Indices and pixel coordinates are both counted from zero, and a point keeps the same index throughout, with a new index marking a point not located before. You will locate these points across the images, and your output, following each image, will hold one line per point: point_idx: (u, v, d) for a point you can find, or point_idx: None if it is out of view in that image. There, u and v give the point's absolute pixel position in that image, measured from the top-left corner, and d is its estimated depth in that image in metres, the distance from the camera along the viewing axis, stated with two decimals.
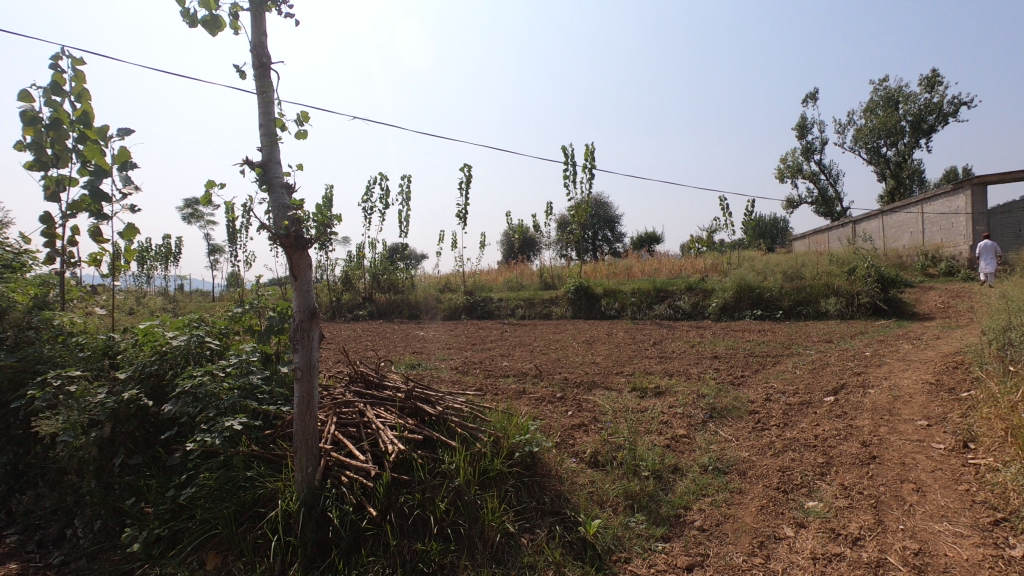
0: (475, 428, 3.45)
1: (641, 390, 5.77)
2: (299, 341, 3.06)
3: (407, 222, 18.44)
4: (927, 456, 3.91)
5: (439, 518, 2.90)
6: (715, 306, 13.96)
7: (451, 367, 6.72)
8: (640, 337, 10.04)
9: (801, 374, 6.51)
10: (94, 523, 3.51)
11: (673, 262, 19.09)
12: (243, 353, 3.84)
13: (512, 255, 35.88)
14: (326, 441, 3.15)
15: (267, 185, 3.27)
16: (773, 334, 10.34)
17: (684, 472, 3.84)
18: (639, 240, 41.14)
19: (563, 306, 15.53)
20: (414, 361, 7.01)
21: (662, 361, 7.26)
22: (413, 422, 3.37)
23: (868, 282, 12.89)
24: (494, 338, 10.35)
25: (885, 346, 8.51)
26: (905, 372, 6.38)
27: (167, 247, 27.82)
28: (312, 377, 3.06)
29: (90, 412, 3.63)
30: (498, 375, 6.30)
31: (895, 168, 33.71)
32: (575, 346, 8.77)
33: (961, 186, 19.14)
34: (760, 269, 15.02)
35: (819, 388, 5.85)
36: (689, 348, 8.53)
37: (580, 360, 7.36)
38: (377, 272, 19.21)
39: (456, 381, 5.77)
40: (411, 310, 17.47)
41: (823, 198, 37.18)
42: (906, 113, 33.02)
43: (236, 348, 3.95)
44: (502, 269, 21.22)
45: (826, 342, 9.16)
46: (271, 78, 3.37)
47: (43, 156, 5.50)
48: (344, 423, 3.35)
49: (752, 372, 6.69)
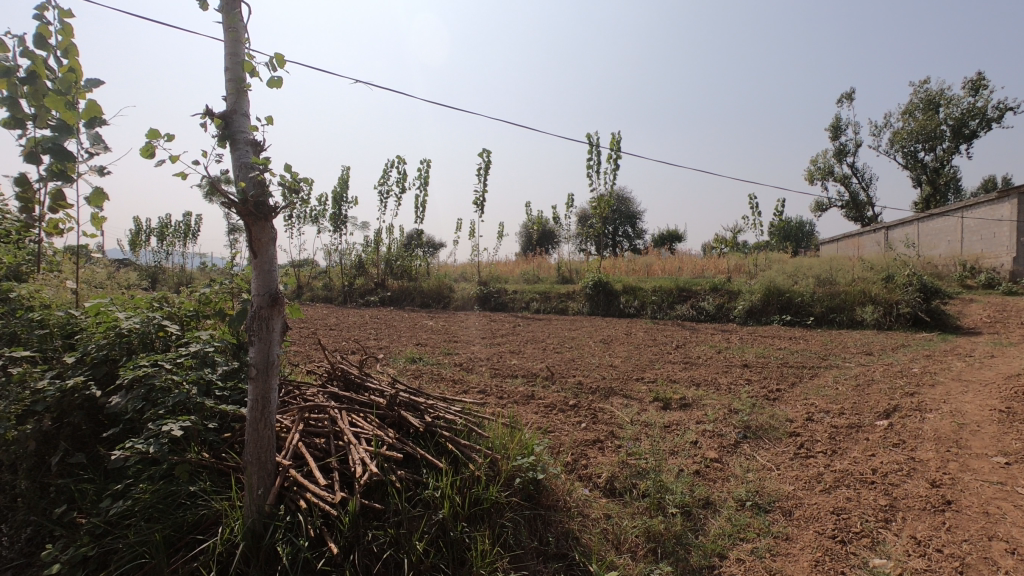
0: (470, 446, 2.85)
1: (665, 402, 5.13)
2: (257, 333, 2.48)
3: (423, 208, 17.96)
4: (1015, 505, 3.23)
5: (416, 562, 2.31)
6: (741, 309, 13.21)
7: (454, 363, 6.16)
8: (662, 339, 9.37)
9: (843, 391, 5.82)
10: (23, 531, 2.96)
11: (695, 262, 18.29)
12: (203, 341, 3.29)
13: (530, 246, 35.21)
14: (285, 454, 2.60)
15: (228, 141, 2.69)
16: (806, 342, 9.59)
17: (718, 508, 3.22)
18: (661, 238, 40.21)
19: (581, 302, 14.92)
20: (415, 355, 6.45)
21: (687, 368, 6.60)
22: (395, 434, 2.79)
23: (908, 291, 12.03)
24: (506, 333, 9.77)
25: (932, 362, 7.73)
26: (964, 394, 5.63)
27: (188, 224, 27.65)
28: (270, 376, 2.50)
29: (27, 401, 3.11)
30: (505, 375, 5.71)
31: (932, 174, 32.23)
32: (591, 346, 8.14)
33: (1006, 194, 18.00)
34: (791, 273, 14.18)
35: (868, 409, 5.15)
36: (715, 354, 7.85)
37: (596, 361, 6.73)
38: (391, 258, 18.74)
39: (455, 380, 5.21)
40: (424, 298, 16.97)
41: (854, 203, 35.80)
42: (947, 117, 31.48)
43: (197, 334, 3.40)
44: (519, 261, 20.60)
45: (865, 355, 8.38)
46: (240, 10, 2.74)
47: (18, 112, 5.00)
48: (313, 433, 2.80)
49: (787, 385, 6.00)
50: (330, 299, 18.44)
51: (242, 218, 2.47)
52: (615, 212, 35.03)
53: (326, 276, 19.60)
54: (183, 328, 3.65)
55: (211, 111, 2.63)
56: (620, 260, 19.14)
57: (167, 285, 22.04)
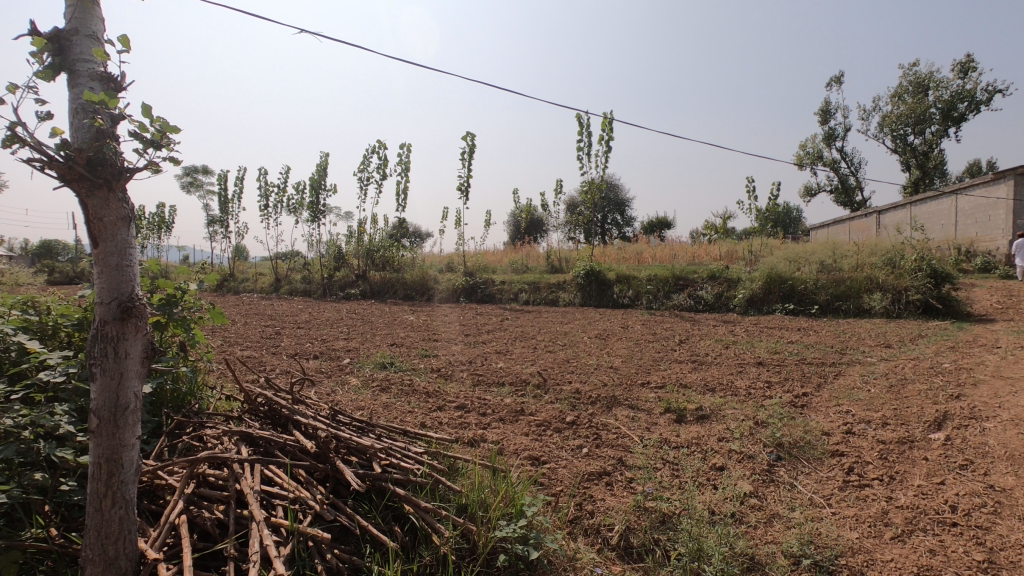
0: (436, 509, 2.04)
1: (678, 414, 4.34)
2: (98, 365, 1.61)
3: (405, 195, 16.95)
4: None
5: None
6: (741, 298, 12.51)
7: (430, 368, 5.31)
8: (662, 333, 8.60)
9: (878, 395, 5.07)
10: None
11: (688, 249, 17.59)
12: (60, 368, 2.33)
13: (518, 235, 34.30)
14: (158, 538, 1.77)
15: (58, 71, 1.79)
16: (817, 334, 8.86)
17: (767, 571, 2.41)
18: (650, 226, 39.55)
19: (572, 292, 14.16)
20: (387, 359, 5.60)
21: (696, 369, 5.80)
22: (326, 498, 1.97)
23: (918, 277, 11.38)
24: (493, 329, 8.94)
25: (959, 356, 7.00)
26: (1016, 397, 4.88)
27: (162, 216, 26.29)
28: (122, 429, 1.64)
29: None
30: (489, 383, 4.88)
31: (922, 158, 31.72)
32: (587, 343, 7.32)
33: (1002, 175, 17.33)
34: (793, 258, 13.46)
35: (914, 417, 4.39)
36: (724, 350, 7.09)
37: (594, 362, 5.92)
38: (372, 249, 17.73)
39: (429, 392, 4.36)
40: (407, 290, 16.12)
41: (844, 187, 35.31)
42: (936, 100, 30.91)
43: (59, 358, 2.42)
44: (507, 250, 19.73)
45: (884, 348, 7.65)
46: None
47: None
48: (208, 498, 1.95)
49: (814, 389, 5.22)
50: (309, 293, 17.51)
51: (66, 184, 1.59)
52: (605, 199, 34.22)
53: (306, 269, 18.64)
54: (43, 345, 2.69)
55: (33, 23, 1.76)
56: (610, 248, 18.37)
57: None
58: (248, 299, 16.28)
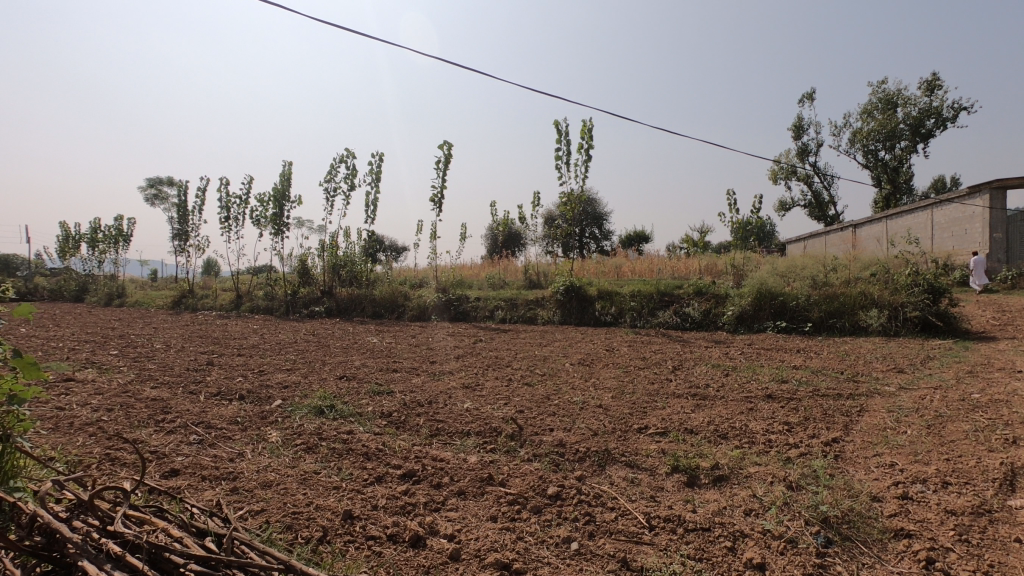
0: None
1: (690, 475, 3.40)
2: None
3: (377, 205, 16.02)
4: None
5: None
6: (731, 314, 11.75)
7: (379, 412, 4.27)
8: (653, 358, 7.68)
9: (922, 440, 4.21)
10: None
11: (669, 263, 16.86)
12: None
13: (495, 249, 33.34)
14: None
15: None
16: (820, 356, 8.06)
17: None
18: (629, 239, 39.05)
19: (551, 309, 13.26)
20: (327, 399, 4.56)
21: (700, 407, 4.87)
22: None
23: (915, 292, 10.75)
24: (463, 353, 7.91)
25: (985, 384, 6.21)
26: None
27: (119, 229, 24.58)
28: None
29: None
30: (450, 434, 3.87)
31: (893, 173, 31.87)
32: (570, 372, 6.36)
33: (977, 189, 16.99)
34: (782, 272, 12.72)
35: (976, 474, 3.53)
36: (726, 379, 6.20)
37: (579, 400, 4.96)
38: (338, 263, 16.56)
39: (369, 452, 3.36)
40: (376, 308, 15.02)
41: (818, 202, 35.40)
42: (905, 117, 31.15)
43: None
44: (483, 265, 18.79)
45: (898, 374, 6.86)
46: None
47: None
48: None
49: (843, 432, 4.35)
50: (271, 310, 16.24)
51: None
52: (584, 213, 33.59)
53: (268, 285, 17.35)
54: None
55: None
56: (589, 262, 17.58)
57: (95, 298, 19.35)
58: (202, 317, 14.95)
